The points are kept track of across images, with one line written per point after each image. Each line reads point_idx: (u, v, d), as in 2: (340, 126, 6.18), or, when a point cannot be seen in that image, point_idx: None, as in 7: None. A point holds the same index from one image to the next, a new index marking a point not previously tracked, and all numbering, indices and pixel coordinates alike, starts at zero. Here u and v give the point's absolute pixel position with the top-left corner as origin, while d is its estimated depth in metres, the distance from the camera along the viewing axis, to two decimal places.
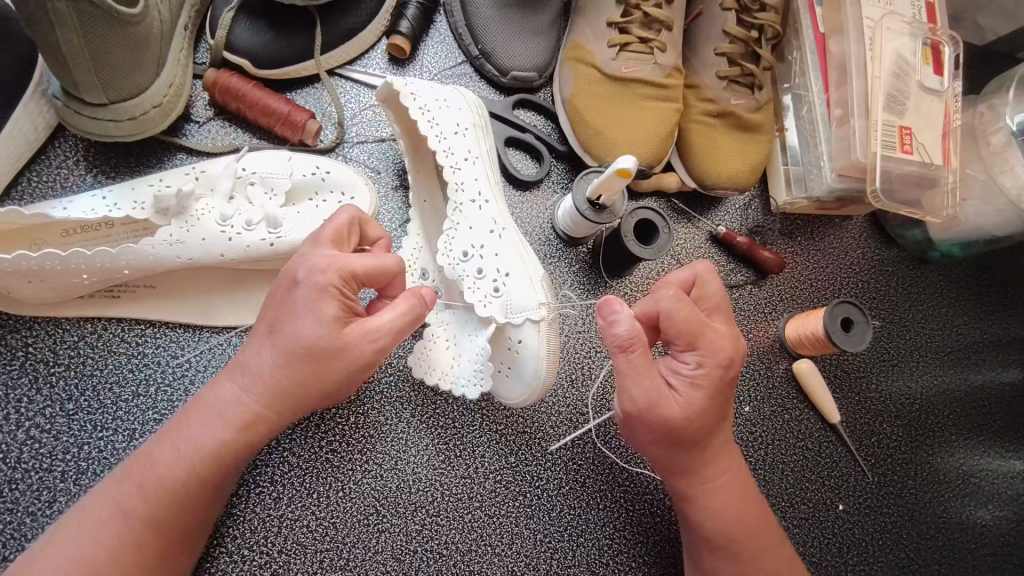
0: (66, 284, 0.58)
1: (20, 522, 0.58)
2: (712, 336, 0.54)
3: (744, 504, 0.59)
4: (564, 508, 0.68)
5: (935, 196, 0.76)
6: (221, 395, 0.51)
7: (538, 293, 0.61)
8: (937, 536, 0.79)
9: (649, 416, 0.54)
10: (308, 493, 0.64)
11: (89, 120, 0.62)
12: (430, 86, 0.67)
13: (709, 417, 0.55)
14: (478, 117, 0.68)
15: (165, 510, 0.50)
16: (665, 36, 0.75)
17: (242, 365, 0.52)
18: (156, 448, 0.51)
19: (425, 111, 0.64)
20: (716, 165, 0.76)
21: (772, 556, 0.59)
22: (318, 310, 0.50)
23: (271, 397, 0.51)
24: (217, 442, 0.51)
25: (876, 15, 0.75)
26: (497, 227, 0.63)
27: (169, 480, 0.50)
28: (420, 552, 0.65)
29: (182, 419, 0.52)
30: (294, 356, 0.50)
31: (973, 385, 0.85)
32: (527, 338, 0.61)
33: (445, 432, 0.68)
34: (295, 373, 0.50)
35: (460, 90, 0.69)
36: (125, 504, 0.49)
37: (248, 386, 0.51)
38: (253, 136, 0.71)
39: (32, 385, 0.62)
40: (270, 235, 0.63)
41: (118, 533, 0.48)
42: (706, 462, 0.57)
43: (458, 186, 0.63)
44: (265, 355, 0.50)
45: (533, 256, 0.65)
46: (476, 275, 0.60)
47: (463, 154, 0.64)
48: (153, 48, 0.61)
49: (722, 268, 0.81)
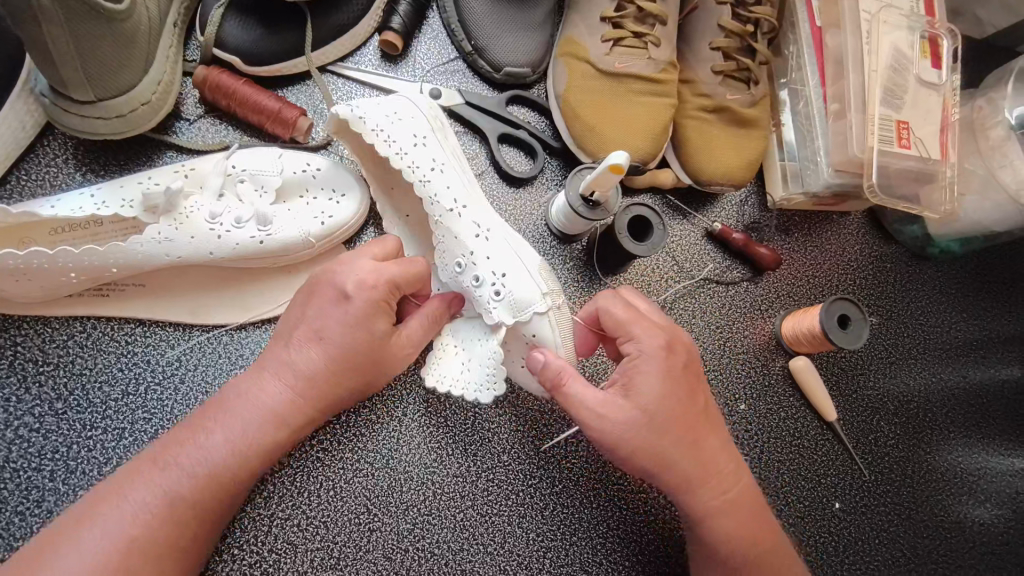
0: (53, 283, 0.58)
1: (8, 522, 0.58)
2: (632, 316, 0.57)
3: (733, 475, 0.58)
4: (557, 507, 0.68)
5: (934, 190, 0.75)
6: (270, 393, 0.54)
7: (540, 283, 0.60)
8: (934, 536, 0.78)
9: (632, 425, 0.54)
10: (299, 492, 0.64)
11: (76, 118, 0.62)
12: (374, 100, 0.65)
13: (678, 395, 0.55)
14: (433, 120, 0.66)
15: (208, 500, 0.51)
16: (659, 30, 0.74)
17: (288, 365, 0.55)
18: (201, 436, 0.52)
19: (377, 130, 0.62)
20: (712, 161, 0.75)
21: (763, 529, 0.59)
22: (368, 322, 0.55)
23: (319, 396, 0.55)
24: (264, 438, 0.53)
25: (872, 9, 0.74)
26: (482, 229, 0.63)
27: (220, 470, 0.51)
28: (412, 551, 0.64)
29: (222, 408, 0.53)
30: (343, 361, 0.55)
31: (973, 382, 0.84)
32: (540, 330, 0.60)
33: (438, 431, 0.68)
34: (347, 377, 0.56)
35: (405, 96, 0.67)
36: (171, 491, 0.50)
37: (297, 386, 0.54)
38: (243, 134, 0.71)
39: (21, 384, 0.62)
40: (260, 232, 0.63)
41: (159, 519, 0.49)
42: (689, 453, 0.55)
43: (433, 199, 0.62)
44: (316, 358, 0.54)
45: (525, 245, 0.64)
46: (474, 282, 0.60)
47: (428, 164, 0.63)
48: (141, 45, 0.61)
49: (717, 266, 0.81)
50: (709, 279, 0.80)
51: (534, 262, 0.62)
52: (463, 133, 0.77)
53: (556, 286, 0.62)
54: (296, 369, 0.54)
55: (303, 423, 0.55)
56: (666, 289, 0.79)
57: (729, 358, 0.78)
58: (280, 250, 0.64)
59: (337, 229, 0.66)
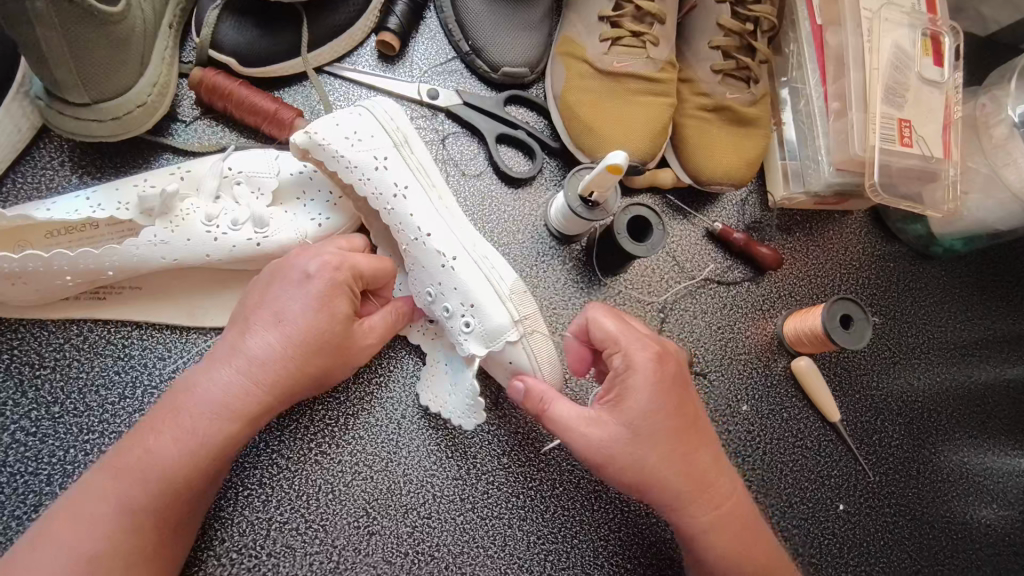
0: (49, 286, 0.58)
1: (6, 526, 0.58)
2: (622, 327, 0.57)
3: (727, 488, 0.57)
4: (558, 509, 0.67)
5: (937, 189, 0.74)
6: (220, 383, 0.52)
7: (509, 312, 0.60)
8: (939, 537, 0.77)
9: (620, 439, 0.53)
10: (297, 496, 0.64)
11: (71, 120, 0.61)
12: (334, 119, 0.63)
13: (667, 405, 0.54)
14: (396, 137, 0.65)
15: (168, 501, 0.50)
16: (658, 30, 0.73)
17: (242, 352, 0.53)
18: (154, 438, 0.50)
19: (337, 158, 0.62)
20: (712, 161, 0.75)
21: (757, 538, 0.58)
22: (332, 304, 0.55)
23: (273, 385, 0.53)
24: (219, 434, 0.51)
25: (873, 6, 0.73)
26: (448, 256, 0.61)
27: (176, 471, 0.50)
28: (411, 555, 0.64)
29: (176, 407, 0.51)
30: (299, 345, 0.54)
31: (978, 382, 0.84)
32: (516, 358, 0.61)
33: (438, 433, 0.67)
34: (307, 360, 0.54)
35: (368, 111, 0.65)
36: (130, 497, 0.48)
37: (251, 375, 0.52)
38: (240, 136, 0.71)
39: (18, 388, 0.61)
40: (257, 234, 0.62)
41: (120, 527, 0.48)
42: (678, 466, 0.54)
43: (399, 227, 0.62)
44: (271, 340, 0.53)
45: (500, 265, 0.63)
46: (445, 312, 0.61)
47: (392, 189, 0.62)
48: (136, 46, 0.60)
49: (718, 266, 0.80)
50: (710, 279, 0.79)
51: (507, 286, 0.61)
52: (461, 134, 0.77)
53: (530, 307, 0.62)
54: (250, 357, 0.53)
55: (259, 412, 0.53)
56: (666, 289, 0.78)
57: (730, 359, 0.77)
58: (277, 252, 0.63)
59: (335, 230, 0.66)
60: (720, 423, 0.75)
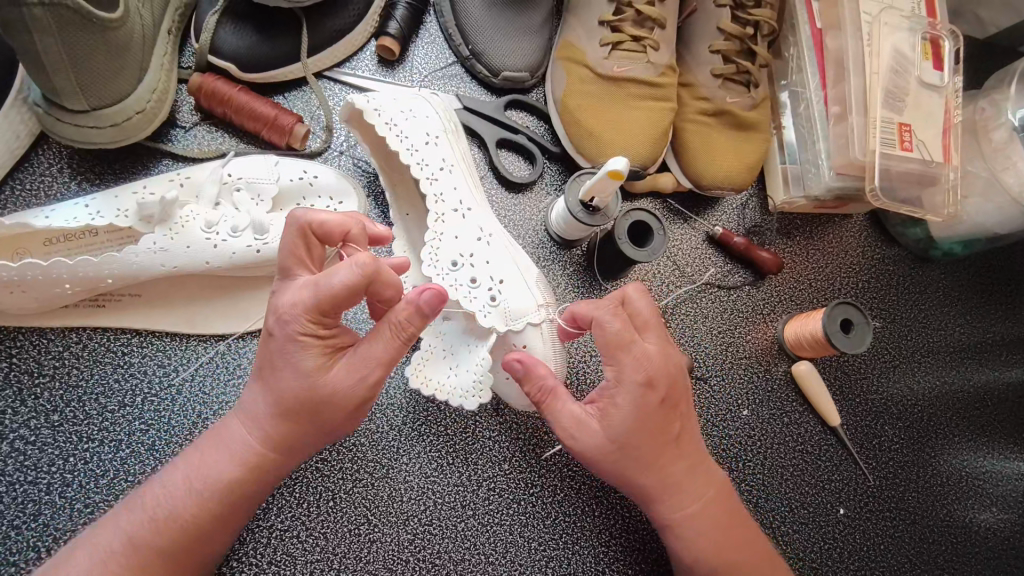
0: (48, 294, 0.57)
1: (4, 536, 0.57)
2: (626, 333, 0.53)
3: (701, 485, 0.57)
4: (559, 516, 0.67)
5: (937, 194, 0.74)
6: (231, 432, 0.51)
7: (535, 297, 0.61)
8: (939, 541, 0.77)
9: (606, 449, 0.54)
10: (298, 503, 0.63)
11: (69, 128, 0.61)
12: (392, 96, 0.66)
13: (647, 428, 0.53)
14: (447, 123, 0.68)
15: (175, 544, 0.49)
16: (658, 34, 0.73)
17: (246, 408, 0.51)
18: (169, 479, 0.51)
19: (391, 125, 0.63)
20: (712, 166, 0.75)
21: (739, 532, 0.59)
22: (305, 347, 0.48)
23: (273, 438, 0.50)
24: (226, 480, 0.50)
25: (873, 10, 0.73)
26: (484, 234, 0.62)
27: (181, 514, 0.49)
28: (412, 563, 0.64)
29: (196, 452, 0.52)
30: (292, 401, 0.49)
31: (976, 386, 0.84)
32: (532, 342, 0.60)
33: (438, 441, 0.67)
34: (301, 415, 0.49)
35: (423, 99, 0.68)
36: (136, 535, 0.48)
37: (253, 425, 0.51)
38: (240, 142, 0.70)
39: (16, 397, 0.61)
40: (256, 241, 0.62)
41: (125, 567, 0.47)
42: (650, 472, 0.55)
43: (438, 196, 0.61)
44: (265, 395, 0.50)
45: (523, 258, 0.65)
46: (469, 284, 0.58)
47: (437, 163, 0.63)
48: (135, 52, 0.60)
49: (718, 270, 0.80)
50: (710, 284, 0.79)
51: (529, 278, 0.63)
52: None
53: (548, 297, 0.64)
54: (251, 411, 0.51)
55: (264, 464, 0.51)
56: (667, 294, 0.78)
57: (731, 364, 0.77)
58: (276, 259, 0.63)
59: None
60: (721, 427, 0.75)
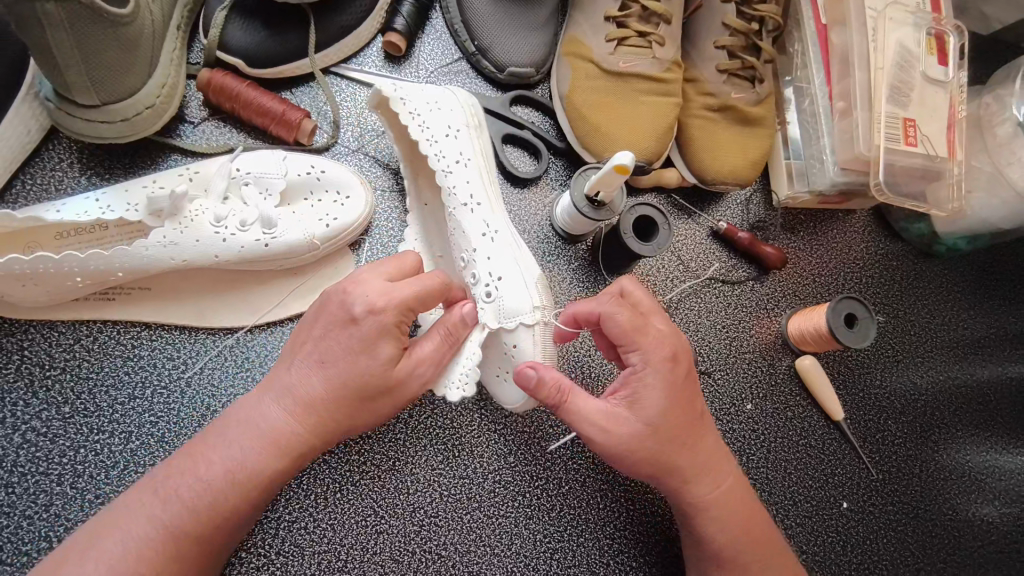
0: (59, 287, 0.58)
1: (17, 526, 0.58)
2: (638, 318, 0.55)
3: (725, 464, 0.59)
4: (564, 507, 0.68)
5: (941, 188, 0.74)
6: (264, 413, 0.52)
7: (532, 297, 0.58)
8: (941, 535, 0.78)
9: (642, 440, 0.53)
10: (305, 495, 0.64)
11: (80, 123, 0.62)
12: (421, 89, 0.67)
13: (675, 406, 0.54)
14: (471, 118, 0.68)
15: (206, 528, 0.49)
16: (664, 29, 0.74)
17: (283, 388, 0.53)
18: (195, 460, 0.50)
19: (413, 114, 0.64)
20: (716, 162, 0.75)
21: (749, 514, 0.59)
22: (373, 344, 0.52)
23: (313, 423, 0.52)
24: (264, 465, 0.51)
25: (878, 5, 0.73)
26: (490, 229, 0.62)
27: (217, 499, 0.49)
28: (418, 554, 0.64)
29: (221, 429, 0.52)
30: (344, 390, 0.52)
31: (979, 381, 0.84)
32: (522, 342, 0.58)
33: (444, 434, 0.68)
34: (346, 402, 0.52)
35: (453, 92, 0.69)
36: (171, 522, 0.48)
37: (293, 408, 0.52)
38: (248, 137, 0.71)
39: (27, 389, 0.62)
40: (264, 235, 0.62)
41: (159, 553, 0.47)
42: (680, 458, 0.55)
43: (450, 189, 0.62)
44: (309, 378, 0.52)
45: (531, 259, 0.63)
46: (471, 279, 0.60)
47: (454, 156, 0.64)
48: (146, 47, 0.61)
49: (723, 265, 0.80)
50: (715, 278, 0.80)
51: (532, 275, 0.61)
52: None
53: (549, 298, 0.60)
54: (291, 390, 0.52)
55: (300, 449, 0.53)
56: (670, 289, 0.78)
57: (735, 358, 0.78)
58: (283, 252, 0.64)
59: (343, 230, 0.66)
60: (726, 421, 0.75)
